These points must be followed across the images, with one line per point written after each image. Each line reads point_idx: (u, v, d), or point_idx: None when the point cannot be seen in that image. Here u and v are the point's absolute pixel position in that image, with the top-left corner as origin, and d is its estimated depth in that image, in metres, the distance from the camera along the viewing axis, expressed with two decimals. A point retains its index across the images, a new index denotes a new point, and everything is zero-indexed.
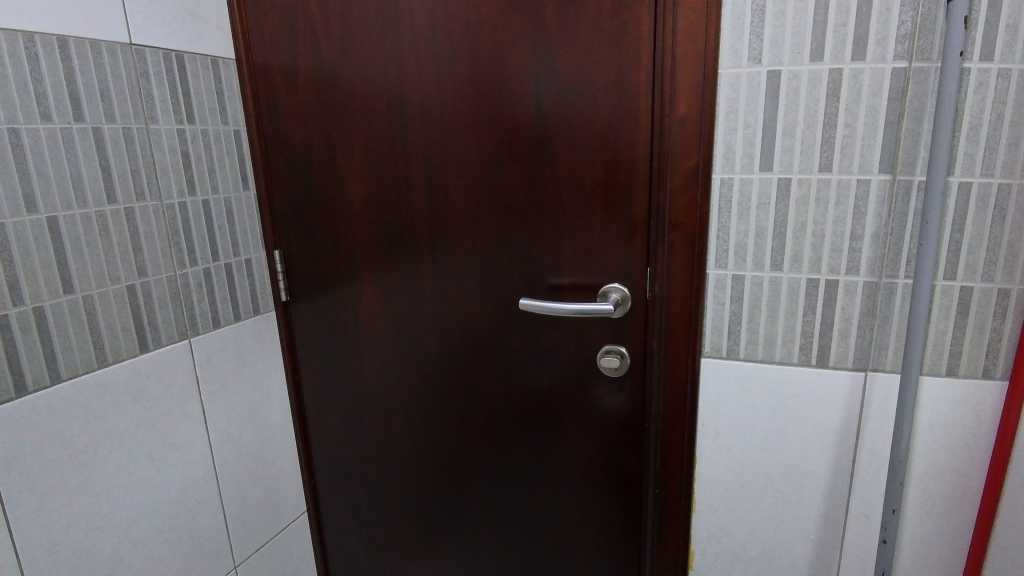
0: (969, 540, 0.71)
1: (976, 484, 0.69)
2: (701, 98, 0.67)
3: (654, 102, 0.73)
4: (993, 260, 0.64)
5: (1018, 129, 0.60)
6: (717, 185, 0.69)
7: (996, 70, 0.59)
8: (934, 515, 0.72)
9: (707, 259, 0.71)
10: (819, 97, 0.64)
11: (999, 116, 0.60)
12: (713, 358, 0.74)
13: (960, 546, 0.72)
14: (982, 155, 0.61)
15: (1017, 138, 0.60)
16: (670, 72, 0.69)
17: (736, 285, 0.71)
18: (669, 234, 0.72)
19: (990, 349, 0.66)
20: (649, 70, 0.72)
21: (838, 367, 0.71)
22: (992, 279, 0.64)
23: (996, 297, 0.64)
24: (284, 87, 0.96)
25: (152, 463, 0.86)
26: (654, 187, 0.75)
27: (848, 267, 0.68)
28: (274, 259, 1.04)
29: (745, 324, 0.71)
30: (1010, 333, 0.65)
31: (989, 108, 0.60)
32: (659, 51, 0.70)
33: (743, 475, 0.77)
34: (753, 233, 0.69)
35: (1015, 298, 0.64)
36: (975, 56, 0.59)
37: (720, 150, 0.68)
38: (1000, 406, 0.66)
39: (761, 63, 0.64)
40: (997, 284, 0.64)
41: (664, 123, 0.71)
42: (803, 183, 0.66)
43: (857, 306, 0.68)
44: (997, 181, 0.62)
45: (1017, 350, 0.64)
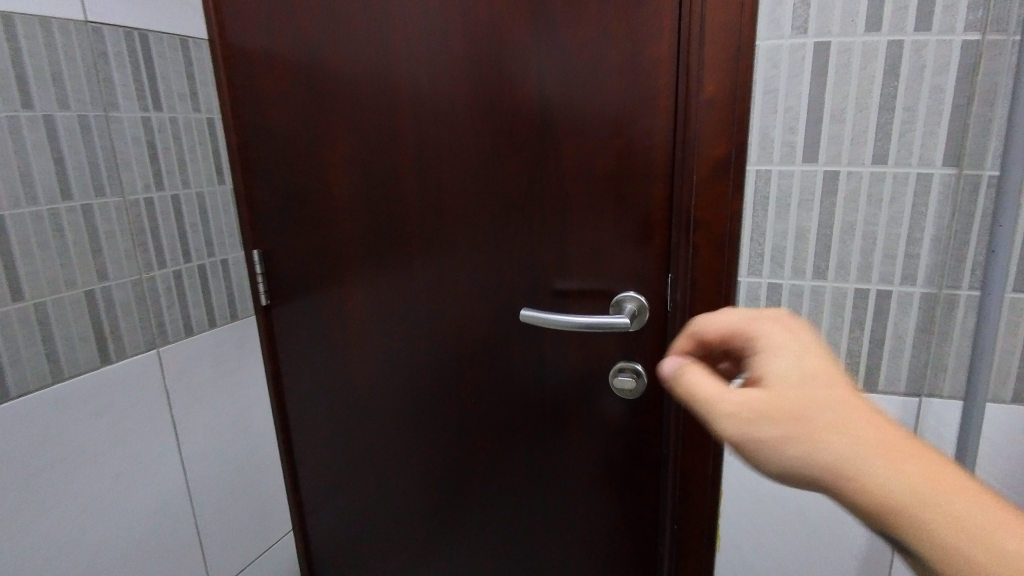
0: None
1: None
2: (735, 77, 0.58)
3: (676, 81, 0.63)
4: None
5: None
6: (752, 178, 0.59)
7: None
8: None
9: (738, 265, 0.61)
10: (874, 75, 0.54)
11: None
12: None
13: None
14: None
15: None
16: (696, 44, 0.59)
17: (772, 295, 0.61)
18: (695, 234, 0.62)
19: None
20: (672, 45, 0.63)
21: (889, 392, 0.62)
22: None
23: None
24: (261, 69, 0.86)
25: (120, 485, 0.79)
26: (676, 180, 0.65)
27: (902, 275, 0.58)
28: (254, 259, 0.95)
29: None
30: None
31: None
32: (685, 22, 0.61)
33: (775, 509, 0.68)
34: (793, 234, 0.59)
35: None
36: None
37: (755, 138, 0.58)
38: None
39: (806, 32, 0.54)
40: None
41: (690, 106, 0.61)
42: (853, 177, 0.57)
43: (912, 321, 0.60)
44: None
45: None
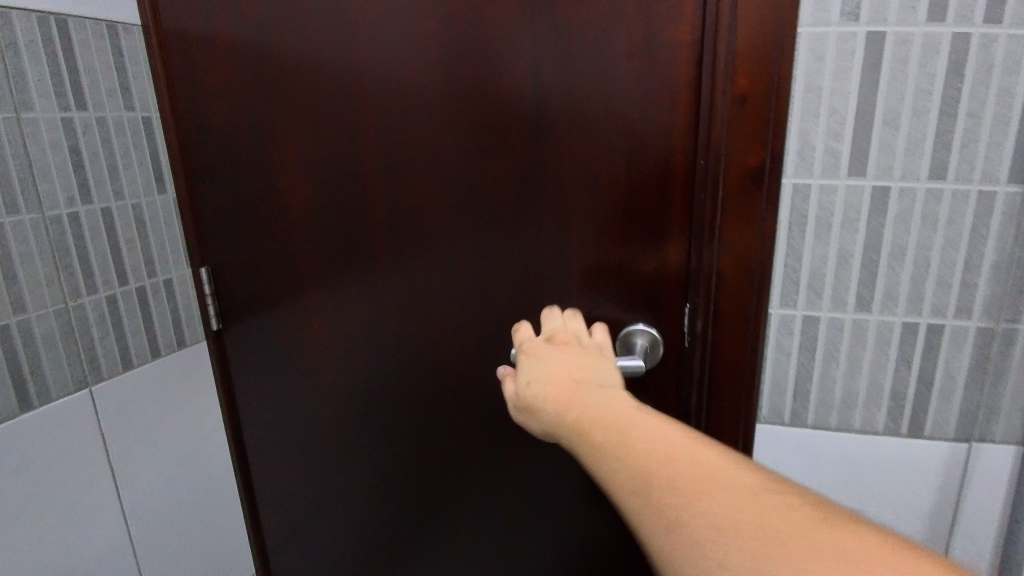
0: None
1: None
2: (772, 71, 0.48)
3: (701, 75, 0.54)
4: None
5: None
6: (788, 193, 0.49)
7: None
8: None
9: (770, 295, 0.52)
10: (936, 73, 0.45)
11: None
12: (772, 423, 0.55)
13: None
14: None
15: None
16: (726, 33, 0.50)
17: (807, 329, 0.52)
18: (722, 255, 0.54)
19: None
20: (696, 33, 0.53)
21: (935, 438, 0.54)
22: None
23: None
24: (204, 60, 0.75)
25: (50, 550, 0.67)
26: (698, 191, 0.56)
27: (957, 307, 0.50)
28: (201, 278, 0.83)
29: (816, 380, 0.53)
30: None
31: None
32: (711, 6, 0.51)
33: None
34: (834, 259, 0.50)
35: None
36: None
37: (794, 144, 0.48)
38: None
39: (858, 19, 0.45)
40: None
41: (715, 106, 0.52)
42: (905, 195, 0.48)
43: (965, 359, 0.51)
44: None
45: None
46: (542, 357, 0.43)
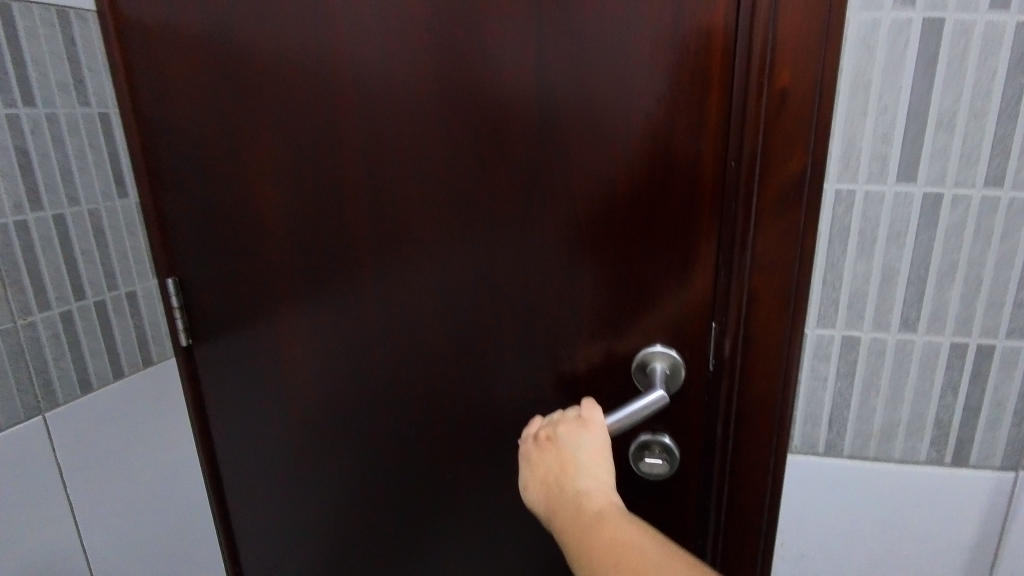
0: None
1: None
2: (815, 64, 0.43)
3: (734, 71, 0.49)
4: None
5: None
6: (830, 202, 0.45)
7: None
8: None
9: (806, 314, 0.47)
10: (998, 68, 0.41)
11: None
12: (804, 454, 0.51)
13: None
14: None
15: None
16: (763, 22, 0.44)
17: (846, 352, 0.47)
18: (754, 274, 0.48)
19: None
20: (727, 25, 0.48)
21: (981, 468, 0.49)
22: None
23: None
24: (170, 51, 0.67)
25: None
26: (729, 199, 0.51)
27: (1008, 328, 0.45)
28: (169, 290, 0.76)
29: (854, 408, 0.48)
30: None
31: None
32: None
33: None
34: (878, 276, 0.45)
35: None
36: None
37: (838, 147, 0.43)
38: None
39: (913, 6, 0.40)
40: None
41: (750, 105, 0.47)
42: (958, 204, 0.43)
43: (1016, 384, 0.47)
44: None
45: None
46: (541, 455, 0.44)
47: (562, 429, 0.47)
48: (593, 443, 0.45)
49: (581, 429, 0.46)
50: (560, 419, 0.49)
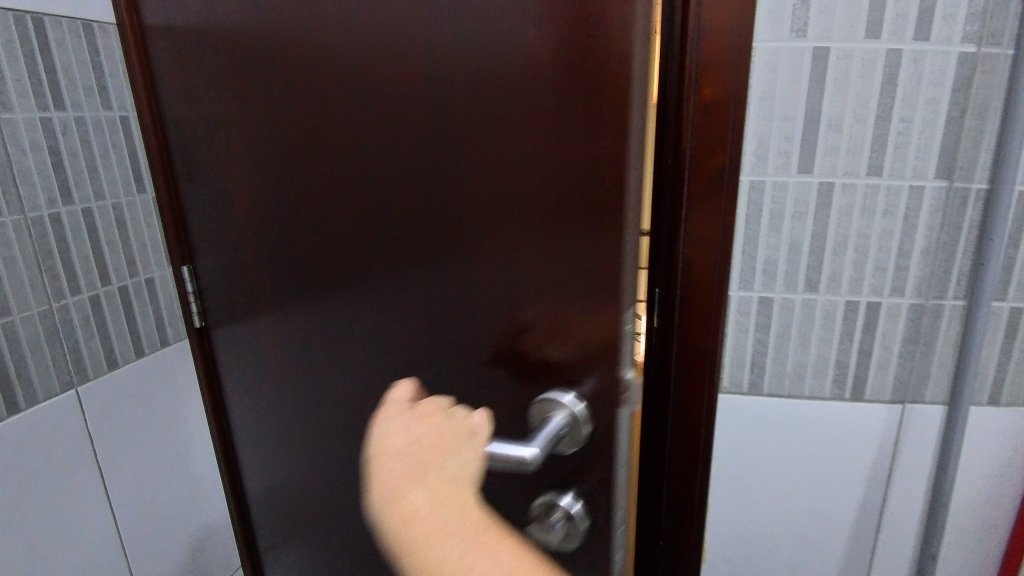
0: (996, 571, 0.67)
1: (1007, 516, 0.65)
2: (730, 75, 0.53)
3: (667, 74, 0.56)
4: None
5: None
6: (745, 189, 0.56)
7: None
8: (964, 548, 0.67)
9: (730, 278, 0.59)
10: (873, 83, 0.53)
11: None
12: (732, 394, 0.62)
13: None
14: None
15: None
16: (690, 36, 0.53)
17: (763, 308, 0.59)
18: (688, 247, 0.58)
19: None
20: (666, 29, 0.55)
21: (875, 401, 0.61)
22: None
23: None
24: (172, 54, 0.73)
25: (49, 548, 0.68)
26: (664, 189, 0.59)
27: (891, 287, 0.58)
28: (183, 277, 0.84)
29: (771, 353, 0.60)
30: None
31: None
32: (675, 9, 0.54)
33: (761, 522, 0.66)
34: (786, 247, 0.57)
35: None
36: None
37: (751, 144, 0.55)
38: None
39: (806, 36, 0.52)
40: None
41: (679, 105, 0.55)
42: (847, 189, 0.56)
43: (899, 331, 0.59)
44: None
45: None
46: (415, 425, 0.47)
47: (445, 419, 0.49)
48: (466, 442, 0.48)
49: (464, 431, 0.49)
50: (445, 413, 0.50)
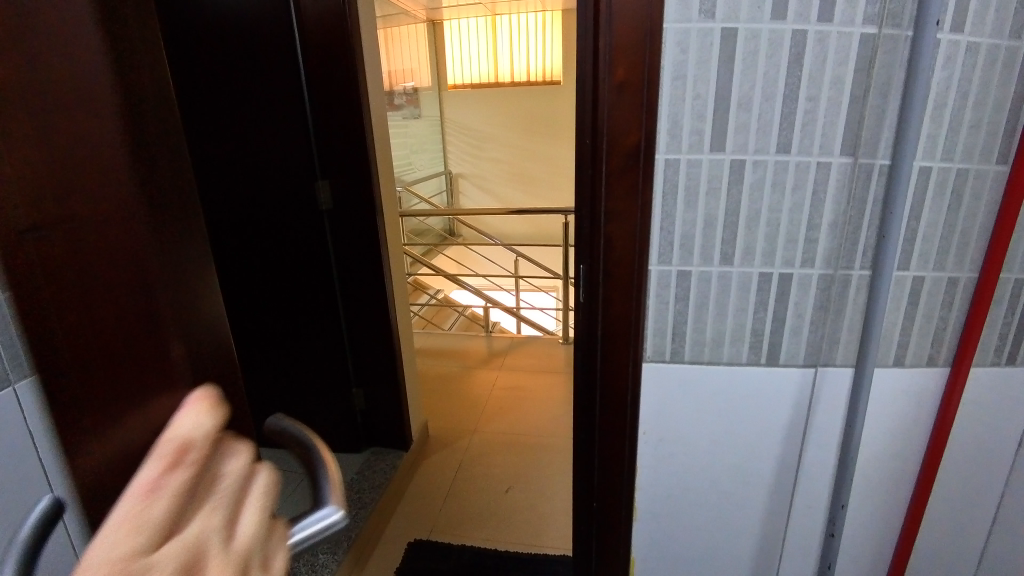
0: (902, 516, 0.73)
1: (913, 465, 0.70)
2: (643, 59, 0.55)
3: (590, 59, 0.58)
4: (946, 249, 0.61)
5: (979, 111, 0.57)
6: (661, 167, 0.58)
7: (964, 43, 0.55)
8: (874, 496, 0.72)
9: (650, 254, 0.61)
10: (780, 63, 0.55)
11: (963, 95, 0.56)
12: (656, 362, 0.65)
13: (894, 522, 0.73)
14: (944, 137, 0.58)
15: (978, 120, 0.57)
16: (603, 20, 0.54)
17: (682, 281, 0.62)
18: (611, 223, 0.60)
19: (936, 337, 0.65)
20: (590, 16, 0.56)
21: (789, 365, 0.65)
22: (944, 269, 0.62)
23: (945, 286, 0.63)
24: None
25: None
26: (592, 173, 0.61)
27: (802, 258, 0.61)
28: None
29: (691, 323, 0.63)
30: (955, 320, 0.64)
31: (955, 85, 0.56)
32: None
33: (689, 480, 0.70)
34: (702, 222, 0.60)
35: (963, 286, 0.63)
36: (946, 26, 0.55)
37: (665, 124, 0.57)
38: (940, 391, 0.67)
39: (714, 17, 0.54)
40: (948, 273, 0.62)
41: (597, 88, 0.57)
42: (758, 165, 0.58)
43: (811, 300, 0.63)
44: (955, 166, 0.59)
45: (963, 339, 0.64)
46: None
47: None
48: None
49: None
50: None
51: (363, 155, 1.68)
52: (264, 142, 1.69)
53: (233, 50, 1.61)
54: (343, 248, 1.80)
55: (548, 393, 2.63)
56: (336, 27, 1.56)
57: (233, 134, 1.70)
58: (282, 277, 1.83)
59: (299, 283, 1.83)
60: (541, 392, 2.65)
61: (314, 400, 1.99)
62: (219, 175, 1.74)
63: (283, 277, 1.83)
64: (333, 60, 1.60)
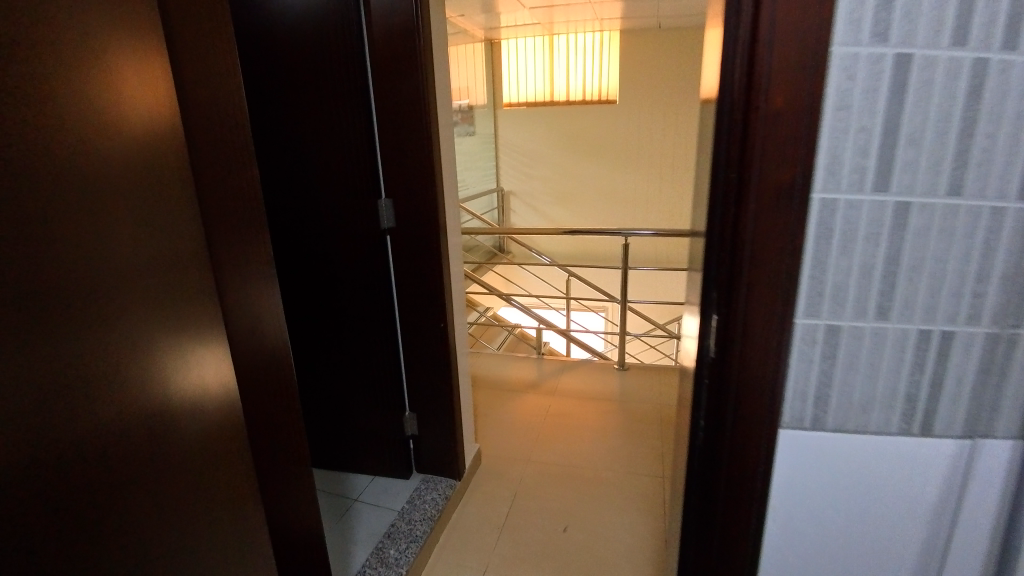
0: None
1: None
2: (806, 87, 0.48)
3: (736, 86, 0.50)
4: None
5: None
6: (816, 209, 0.51)
7: None
8: None
9: (795, 307, 0.54)
10: (957, 94, 0.48)
11: None
12: (794, 429, 0.58)
13: None
14: None
15: None
16: (760, 44, 0.47)
17: (829, 337, 0.54)
18: (757, 270, 0.52)
19: None
20: (740, 37, 0.49)
21: (944, 436, 0.57)
22: None
23: None
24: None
25: None
26: (731, 214, 0.53)
27: (968, 315, 0.53)
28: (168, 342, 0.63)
29: (835, 386, 0.56)
30: None
31: None
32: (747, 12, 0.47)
33: (821, 559, 0.62)
34: (856, 271, 0.52)
35: None
36: None
37: (824, 161, 0.50)
38: None
39: (887, 41, 0.47)
40: None
41: (748, 122, 0.50)
42: (925, 210, 0.51)
43: (973, 363, 0.54)
44: None
45: None
46: None
47: None
48: None
49: None
50: None
51: (428, 174, 1.65)
52: (329, 160, 1.67)
53: (302, 67, 1.60)
54: (403, 269, 1.76)
55: (603, 421, 2.53)
56: (405, 48, 1.54)
57: (299, 151, 1.68)
58: (341, 295, 1.80)
59: (356, 302, 1.80)
60: (595, 421, 2.55)
61: (367, 422, 1.94)
62: (284, 191, 1.73)
63: (342, 295, 1.81)
64: (402, 78, 1.58)
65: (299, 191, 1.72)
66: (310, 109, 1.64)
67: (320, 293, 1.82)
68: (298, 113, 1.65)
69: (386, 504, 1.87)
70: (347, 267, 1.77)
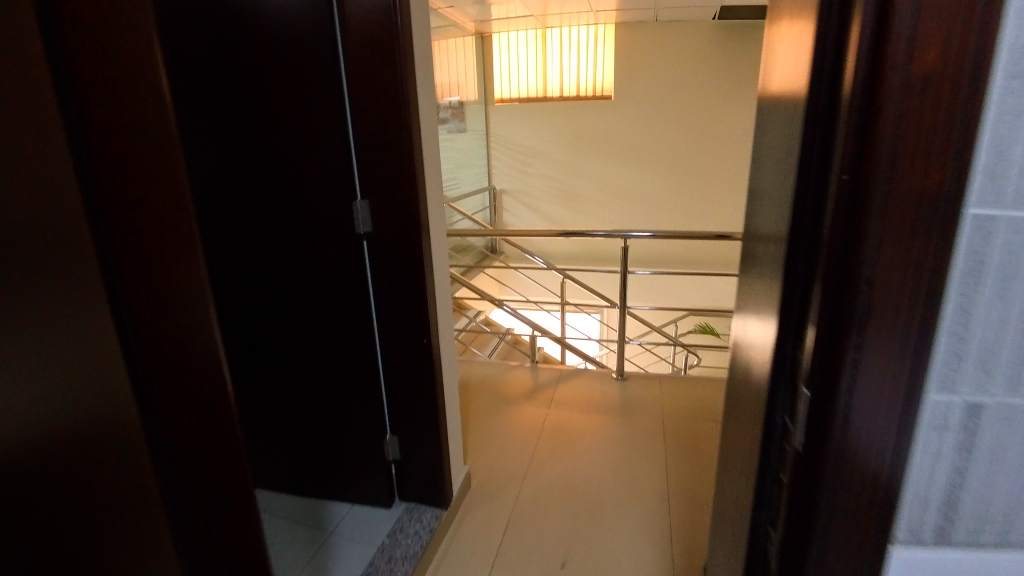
0: None
1: None
2: (962, 95, 0.38)
3: (855, 100, 0.42)
4: None
5: None
6: (967, 245, 0.42)
7: None
8: None
9: (928, 377, 0.46)
10: None
11: None
12: (914, 535, 0.51)
13: None
14: None
15: None
16: (892, 40, 0.38)
17: (968, 409, 0.47)
18: (876, 329, 0.44)
19: None
20: (859, 48, 0.41)
21: None
22: None
23: None
24: None
25: None
26: (847, 255, 0.43)
27: None
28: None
29: (974, 464, 0.49)
30: None
31: None
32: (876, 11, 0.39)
33: None
34: (1010, 329, 0.45)
35: None
36: None
37: (980, 189, 0.41)
38: None
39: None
40: None
41: (873, 143, 0.40)
42: None
43: None
44: None
45: None
46: None
47: None
48: None
49: None
50: None
51: (410, 170, 1.50)
52: (298, 156, 1.50)
53: (264, 54, 1.44)
54: (383, 277, 1.60)
55: (600, 433, 2.38)
56: (382, 34, 1.40)
57: (265, 146, 1.51)
58: (313, 307, 1.63)
59: (330, 315, 1.63)
60: (591, 433, 2.40)
61: (344, 444, 1.78)
62: (250, 191, 1.56)
63: (314, 307, 1.63)
64: (380, 65, 1.43)
65: (263, 192, 1.54)
66: (278, 98, 1.47)
67: (290, 304, 1.64)
68: (263, 104, 1.48)
69: (365, 537, 1.70)
70: (318, 276, 1.59)
